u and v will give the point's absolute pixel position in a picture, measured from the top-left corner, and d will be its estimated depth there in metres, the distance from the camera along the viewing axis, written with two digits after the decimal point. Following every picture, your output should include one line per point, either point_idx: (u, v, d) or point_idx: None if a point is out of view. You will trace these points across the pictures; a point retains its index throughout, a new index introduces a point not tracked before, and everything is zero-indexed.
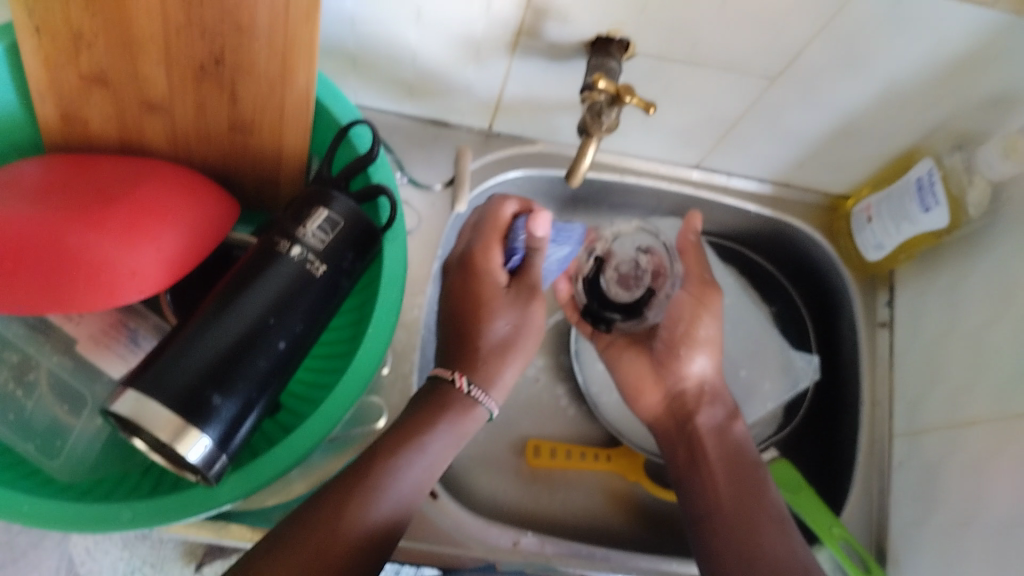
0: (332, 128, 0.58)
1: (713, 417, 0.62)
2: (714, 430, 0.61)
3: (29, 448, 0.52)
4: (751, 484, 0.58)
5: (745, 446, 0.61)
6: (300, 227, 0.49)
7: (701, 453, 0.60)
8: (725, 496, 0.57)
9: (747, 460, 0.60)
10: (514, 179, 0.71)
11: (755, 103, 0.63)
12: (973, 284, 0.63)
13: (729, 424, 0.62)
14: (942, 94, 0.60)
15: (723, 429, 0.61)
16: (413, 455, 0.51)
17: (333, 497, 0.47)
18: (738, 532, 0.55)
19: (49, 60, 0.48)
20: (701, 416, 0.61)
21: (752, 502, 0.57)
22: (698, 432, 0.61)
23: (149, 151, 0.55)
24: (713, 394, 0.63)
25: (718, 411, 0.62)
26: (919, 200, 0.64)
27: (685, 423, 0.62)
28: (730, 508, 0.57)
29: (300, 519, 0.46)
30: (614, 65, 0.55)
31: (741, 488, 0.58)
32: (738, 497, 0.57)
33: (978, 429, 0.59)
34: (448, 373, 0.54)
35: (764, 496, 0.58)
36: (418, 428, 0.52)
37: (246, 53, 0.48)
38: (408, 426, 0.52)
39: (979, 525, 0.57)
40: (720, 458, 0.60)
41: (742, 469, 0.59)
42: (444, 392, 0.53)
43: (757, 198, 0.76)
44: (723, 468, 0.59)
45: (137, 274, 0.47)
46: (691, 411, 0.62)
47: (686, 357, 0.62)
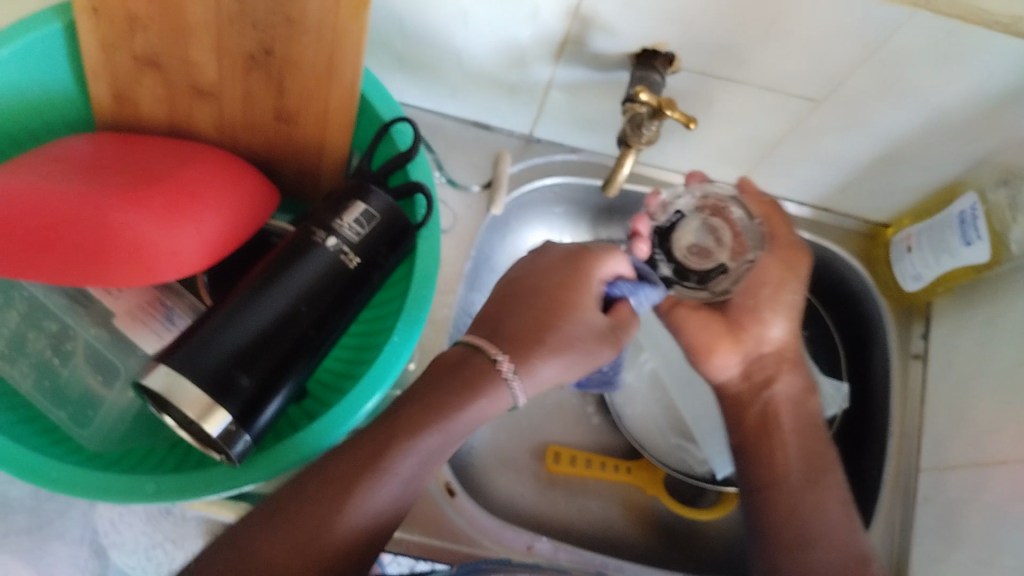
0: (375, 124, 0.59)
1: (789, 387, 0.62)
2: (791, 400, 0.62)
3: (60, 415, 0.53)
4: (824, 458, 0.60)
5: (817, 420, 0.62)
6: (337, 219, 0.51)
7: (775, 424, 0.61)
8: (793, 473, 0.59)
9: (819, 436, 0.62)
10: (551, 185, 0.72)
11: (798, 126, 0.63)
12: (1009, 322, 0.62)
13: (805, 397, 0.63)
14: (988, 128, 0.59)
15: (799, 401, 0.62)
16: (426, 437, 0.44)
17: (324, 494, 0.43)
18: (799, 504, 0.58)
19: (105, 41, 0.50)
20: (778, 387, 0.62)
21: (823, 474, 0.59)
22: (775, 401, 0.62)
23: (197, 136, 0.56)
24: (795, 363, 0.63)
25: (796, 379, 0.63)
26: (960, 234, 0.63)
27: (760, 390, 0.62)
28: (796, 480, 0.59)
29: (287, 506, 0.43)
30: (659, 78, 0.55)
31: (812, 459, 0.60)
32: (806, 472, 0.59)
33: (1005, 469, 0.58)
34: (491, 349, 0.46)
35: (832, 471, 0.60)
36: (439, 404, 0.45)
37: (295, 46, 0.49)
38: (440, 400, 0.45)
39: (998, 566, 0.56)
40: (795, 430, 0.61)
41: (815, 444, 0.61)
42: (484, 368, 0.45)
43: (795, 221, 0.76)
44: (798, 436, 0.61)
45: (177, 254, 0.48)
46: (772, 376, 0.62)
47: (767, 321, 0.61)
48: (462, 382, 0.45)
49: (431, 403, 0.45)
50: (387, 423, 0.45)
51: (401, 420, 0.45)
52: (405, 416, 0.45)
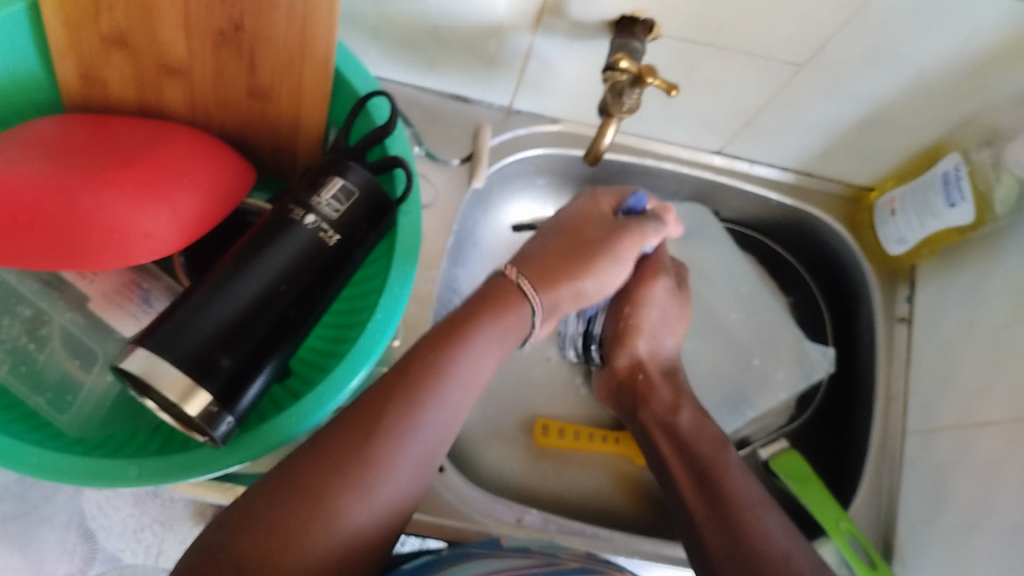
0: (350, 99, 0.58)
1: (656, 411, 0.61)
2: (659, 423, 0.60)
3: (40, 402, 0.52)
4: (710, 466, 0.55)
5: (696, 433, 0.59)
6: (315, 195, 0.50)
7: (659, 454, 0.59)
8: (692, 493, 0.54)
9: (705, 442, 0.58)
10: (533, 157, 0.71)
11: (781, 91, 0.62)
12: (994, 284, 0.62)
13: (672, 417, 0.60)
14: (971, 88, 0.59)
15: (668, 423, 0.60)
16: (430, 409, 0.46)
17: (342, 472, 0.43)
18: (705, 513, 0.52)
19: (70, 19, 0.49)
20: (647, 408, 0.61)
21: (711, 484, 0.54)
22: (647, 428, 0.61)
23: (168, 114, 0.55)
24: (649, 385, 0.63)
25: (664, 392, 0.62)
26: (945, 195, 0.63)
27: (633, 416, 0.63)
28: (696, 495, 0.54)
29: (297, 488, 0.42)
30: (639, 45, 0.54)
31: (701, 474, 0.55)
32: (702, 486, 0.54)
33: (993, 430, 0.58)
34: (522, 284, 0.53)
35: (725, 477, 0.54)
36: (431, 378, 0.47)
37: (266, 20, 0.48)
38: (439, 365, 0.48)
39: (987, 527, 0.56)
40: (677, 451, 0.58)
41: (698, 453, 0.57)
42: (516, 302, 0.52)
43: (779, 187, 0.75)
44: (681, 459, 0.57)
45: (151, 235, 0.47)
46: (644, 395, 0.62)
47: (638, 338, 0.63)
48: (494, 300, 0.52)
49: (470, 322, 0.50)
50: (388, 395, 0.46)
51: (405, 397, 0.46)
52: (404, 390, 0.46)
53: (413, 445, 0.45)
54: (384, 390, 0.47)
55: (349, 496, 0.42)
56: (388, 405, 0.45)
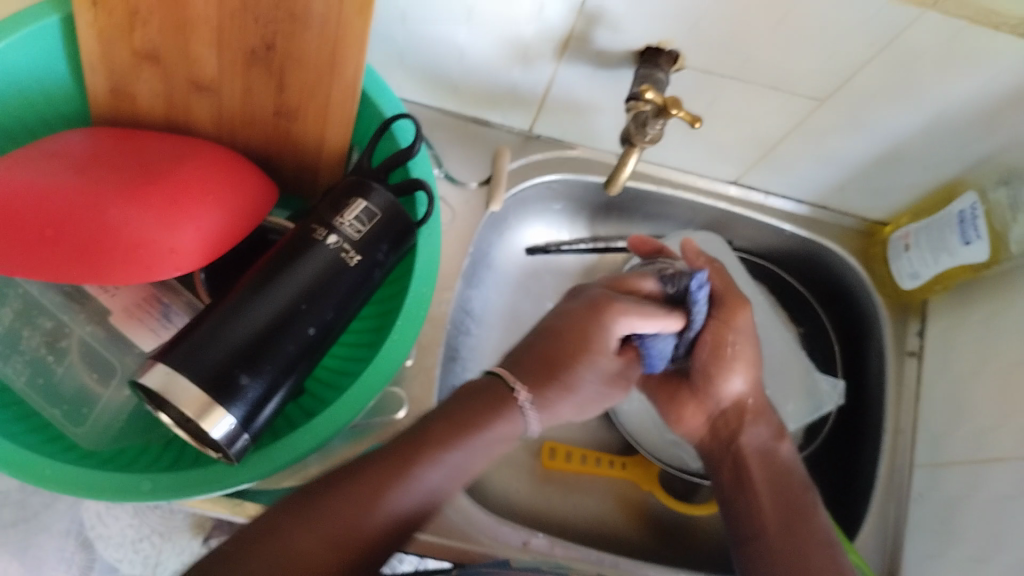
0: (375, 120, 0.58)
1: (758, 436, 0.60)
2: (759, 451, 0.59)
3: (55, 413, 0.52)
4: (799, 508, 0.57)
5: (791, 469, 0.59)
6: (337, 216, 0.50)
7: (747, 475, 0.58)
8: (773, 522, 0.56)
9: (793, 483, 0.58)
10: (550, 182, 0.71)
11: (800, 124, 0.62)
12: (1007, 321, 0.62)
13: (775, 444, 0.60)
14: (990, 128, 0.60)
15: (769, 450, 0.59)
16: (454, 451, 0.46)
17: (361, 483, 0.44)
18: (786, 556, 0.54)
19: (103, 34, 0.49)
20: (744, 437, 0.60)
21: (800, 525, 0.56)
22: (743, 453, 0.59)
23: (195, 131, 0.56)
24: (757, 412, 0.60)
25: (762, 431, 0.60)
26: (960, 232, 0.63)
27: (728, 444, 0.60)
28: (777, 530, 0.55)
29: (327, 494, 0.43)
30: (663, 76, 0.54)
31: (789, 511, 0.56)
32: (786, 520, 0.56)
33: (1002, 468, 0.58)
34: (510, 378, 0.50)
35: (811, 520, 0.56)
36: (466, 422, 0.47)
37: (298, 41, 0.48)
38: (459, 418, 0.47)
39: (992, 564, 0.56)
40: (767, 480, 0.58)
41: (789, 496, 0.57)
42: (506, 400, 0.49)
43: (793, 218, 0.76)
44: (771, 493, 0.57)
45: (176, 251, 0.47)
46: (734, 431, 0.60)
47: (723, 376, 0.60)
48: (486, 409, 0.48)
49: (456, 422, 0.47)
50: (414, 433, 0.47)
51: (426, 434, 0.47)
52: (440, 426, 0.47)
53: (431, 475, 0.45)
54: (424, 423, 0.48)
55: (364, 499, 0.43)
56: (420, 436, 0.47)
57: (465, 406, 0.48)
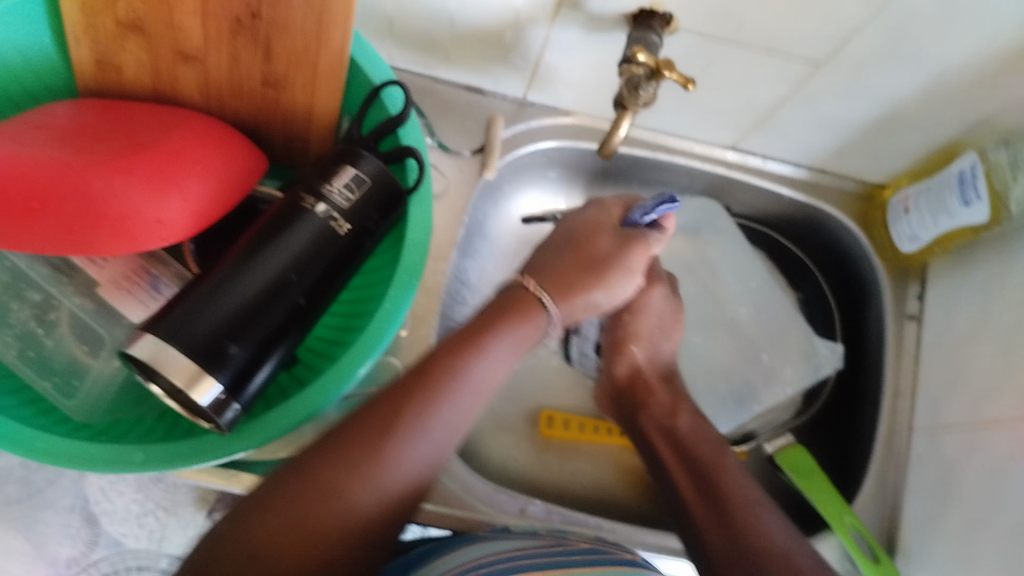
0: (364, 87, 0.58)
1: (653, 417, 0.61)
2: (660, 427, 0.60)
3: (46, 386, 0.52)
4: (715, 457, 0.57)
5: (693, 436, 0.59)
6: (326, 184, 0.49)
7: (657, 454, 0.59)
8: (689, 479, 0.56)
9: (703, 450, 0.58)
10: (544, 150, 0.71)
11: (798, 87, 0.61)
12: (1006, 285, 0.62)
13: (672, 422, 0.60)
14: (991, 87, 0.58)
15: (669, 428, 0.60)
16: (463, 369, 0.46)
17: (358, 449, 0.42)
18: (703, 502, 0.54)
19: (87, 4, 0.49)
20: (645, 410, 0.61)
21: (714, 467, 0.56)
22: (646, 429, 0.61)
23: (183, 102, 0.55)
24: (654, 386, 0.62)
25: (662, 400, 0.62)
26: (959, 194, 0.63)
27: (632, 416, 0.62)
28: (693, 485, 0.56)
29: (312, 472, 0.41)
30: (656, 39, 0.54)
31: (703, 462, 0.57)
32: (698, 476, 0.56)
33: (999, 431, 0.58)
34: (535, 288, 0.50)
35: (725, 463, 0.57)
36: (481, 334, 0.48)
37: (282, 9, 0.47)
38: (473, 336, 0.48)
39: (993, 527, 0.56)
40: (675, 451, 0.58)
41: (700, 460, 0.57)
42: (531, 308, 0.50)
43: (791, 183, 0.75)
44: (680, 467, 0.57)
45: (163, 223, 0.47)
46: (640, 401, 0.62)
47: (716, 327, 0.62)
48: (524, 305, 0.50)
49: (462, 353, 0.47)
50: (412, 375, 0.46)
51: (426, 375, 0.45)
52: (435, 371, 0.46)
53: (428, 426, 0.44)
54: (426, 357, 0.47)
55: (357, 477, 0.41)
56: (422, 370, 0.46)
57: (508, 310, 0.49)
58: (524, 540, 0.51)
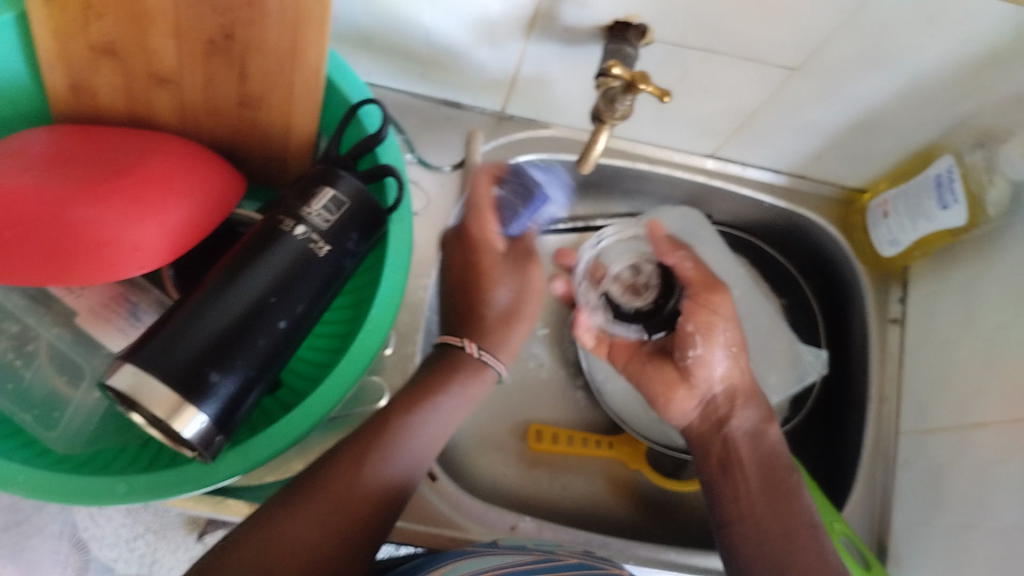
0: (342, 105, 0.57)
1: (747, 419, 0.59)
2: (748, 433, 0.58)
3: (26, 418, 0.51)
4: (787, 488, 0.56)
5: (777, 450, 0.58)
6: (304, 206, 0.49)
7: (735, 461, 0.57)
8: (760, 506, 0.55)
9: (780, 463, 0.57)
10: (525, 163, 0.71)
11: (774, 94, 0.62)
12: (986, 286, 0.62)
13: (764, 426, 0.59)
14: (966, 90, 0.59)
15: (758, 433, 0.59)
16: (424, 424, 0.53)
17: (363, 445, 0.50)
18: (774, 537, 0.53)
19: (58, 30, 0.48)
20: (734, 422, 0.59)
21: (786, 505, 0.55)
22: (731, 438, 0.58)
23: (157, 124, 0.55)
24: (746, 396, 0.60)
25: (751, 414, 0.59)
26: (937, 197, 0.63)
27: (717, 428, 0.59)
28: (764, 514, 0.54)
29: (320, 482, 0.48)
30: (631, 52, 0.53)
31: (774, 493, 0.55)
32: (770, 501, 0.55)
33: (986, 432, 0.58)
34: (461, 344, 0.59)
35: (798, 500, 0.55)
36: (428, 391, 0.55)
37: (256, 29, 0.47)
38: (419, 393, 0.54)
39: (982, 529, 0.56)
40: (753, 463, 0.57)
41: (776, 476, 0.56)
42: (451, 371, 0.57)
43: (771, 189, 0.75)
44: (759, 474, 0.57)
45: (139, 249, 0.47)
46: (724, 417, 0.59)
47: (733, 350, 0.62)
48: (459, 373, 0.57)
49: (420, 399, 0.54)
50: (389, 410, 0.53)
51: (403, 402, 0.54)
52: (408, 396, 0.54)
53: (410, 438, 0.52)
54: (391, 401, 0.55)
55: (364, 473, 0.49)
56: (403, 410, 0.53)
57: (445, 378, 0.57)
58: (510, 555, 0.50)
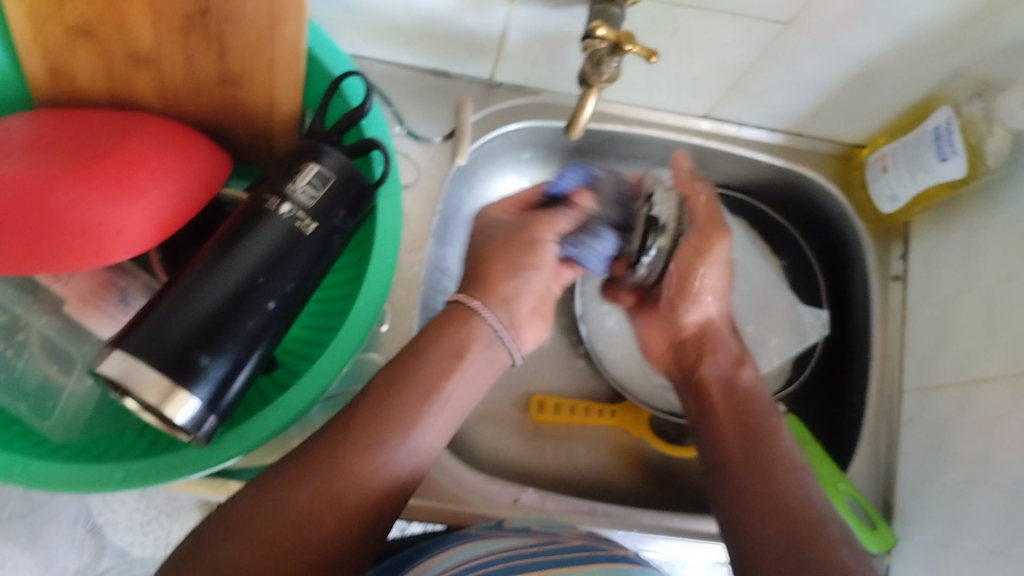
0: (324, 79, 0.57)
1: (718, 366, 0.61)
2: (720, 379, 0.60)
3: (21, 408, 0.52)
4: (762, 432, 0.56)
5: (753, 393, 0.59)
6: (289, 183, 0.48)
7: (709, 406, 0.59)
8: (738, 448, 0.55)
9: (754, 411, 0.58)
10: (515, 131, 0.69)
11: (766, 50, 0.61)
12: (989, 238, 0.61)
13: (735, 372, 0.61)
14: (963, 38, 0.58)
15: (730, 378, 0.60)
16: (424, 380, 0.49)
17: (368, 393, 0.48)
18: (749, 484, 0.52)
19: (32, 12, 0.47)
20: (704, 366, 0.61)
21: (764, 448, 0.54)
22: (702, 383, 0.61)
23: (139, 105, 0.54)
24: (715, 342, 0.62)
25: (721, 359, 0.61)
26: (935, 149, 0.62)
27: (690, 373, 0.62)
28: (741, 456, 0.54)
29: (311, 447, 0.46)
30: (618, 12, 0.52)
31: (750, 437, 0.55)
32: (747, 448, 0.55)
33: (990, 387, 0.57)
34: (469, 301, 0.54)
35: (775, 444, 0.55)
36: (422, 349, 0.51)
37: (233, 4, 0.46)
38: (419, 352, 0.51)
39: (989, 485, 0.56)
40: (728, 413, 0.58)
41: (749, 422, 0.57)
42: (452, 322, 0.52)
43: (768, 148, 0.74)
44: (733, 425, 0.57)
45: (122, 233, 0.46)
46: (696, 361, 0.62)
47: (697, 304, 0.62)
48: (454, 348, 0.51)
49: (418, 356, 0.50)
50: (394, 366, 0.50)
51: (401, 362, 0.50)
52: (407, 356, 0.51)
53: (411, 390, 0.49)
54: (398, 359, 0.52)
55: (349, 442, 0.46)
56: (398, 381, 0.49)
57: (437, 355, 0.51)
58: (516, 538, 0.50)
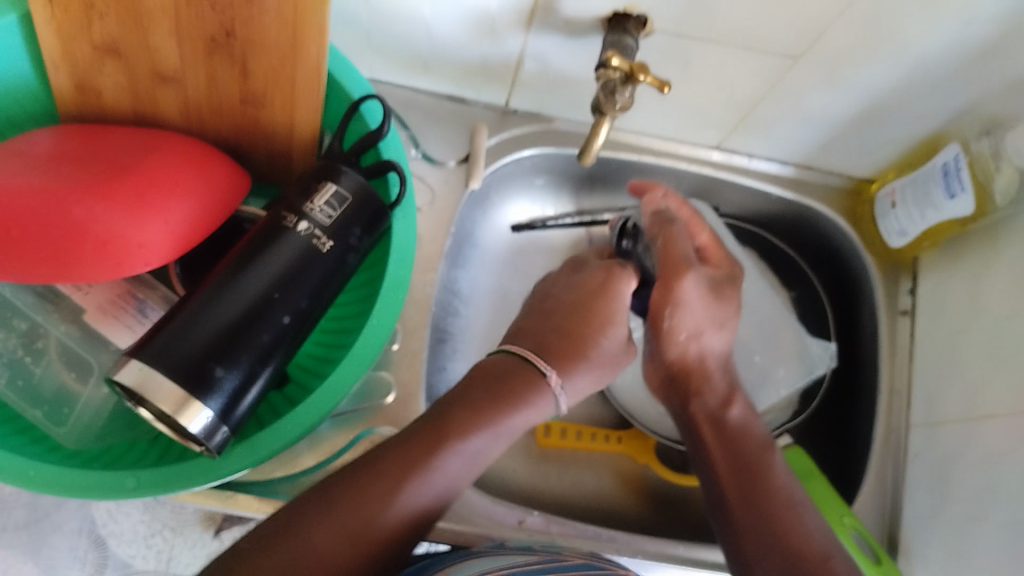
0: (343, 101, 0.58)
1: (708, 402, 0.56)
2: (713, 415, 0.56)
3: (37, 414, 0.52)
4: (758, 463, 0.52)
5: (745, 427, 0.55)
6: (308, 203, 0.50)
7: (705, 442, 0.55)
8: (732, 490, 0.51)
9: (751, 445, 0.54)
10: (529, 158, 0.71)
11: (775, 86, 0.62)
12: (996, 274, 0.62)
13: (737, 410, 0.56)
14: (970, 76, 0.58)
15: (739, 418, 0.56)
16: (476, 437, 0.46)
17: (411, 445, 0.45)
18: (747, 525, 0.49)
19: (62, 30, 0.49)
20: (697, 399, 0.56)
21: (763, 484, 0.51)
22: (694, 419, 0.56)
23: (163, 123, 0.55)
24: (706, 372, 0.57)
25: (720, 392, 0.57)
26: (944, 186, 0.62)
27: (683, 409, 0.57)
28: (740, 500, 0.51)
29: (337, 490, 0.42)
30: (631, 43, 0.54)
31: (749, 475, 0.52)
32: (742, 481, 0.52)
33: (995, 422, 0.58)
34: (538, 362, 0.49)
35: (774, 478, 0.52)
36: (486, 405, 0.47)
37: (256, 26, 0.47)
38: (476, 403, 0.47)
39: (993, 521, 0.56)
40: (722, 446, 0.54)
41: (744, 458, 0.53)
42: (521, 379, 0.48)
43: (777, 180, 0.75)
44: (724, 455, 0.53)
45: (145, 247, 0.47)
46: (691, 393, 0.57)
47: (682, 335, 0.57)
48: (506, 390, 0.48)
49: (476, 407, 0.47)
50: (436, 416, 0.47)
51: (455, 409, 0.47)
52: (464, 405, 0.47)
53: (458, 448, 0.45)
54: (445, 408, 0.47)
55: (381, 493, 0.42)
56: (436, 424, 0.46)
57: (483, 394, 0.47)
58: (516, 555, 0.50)
